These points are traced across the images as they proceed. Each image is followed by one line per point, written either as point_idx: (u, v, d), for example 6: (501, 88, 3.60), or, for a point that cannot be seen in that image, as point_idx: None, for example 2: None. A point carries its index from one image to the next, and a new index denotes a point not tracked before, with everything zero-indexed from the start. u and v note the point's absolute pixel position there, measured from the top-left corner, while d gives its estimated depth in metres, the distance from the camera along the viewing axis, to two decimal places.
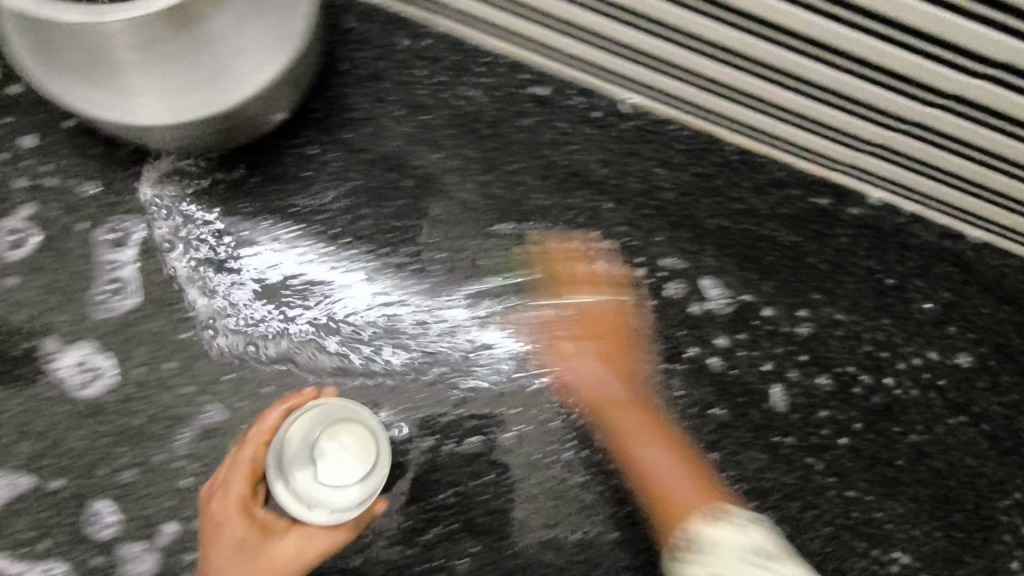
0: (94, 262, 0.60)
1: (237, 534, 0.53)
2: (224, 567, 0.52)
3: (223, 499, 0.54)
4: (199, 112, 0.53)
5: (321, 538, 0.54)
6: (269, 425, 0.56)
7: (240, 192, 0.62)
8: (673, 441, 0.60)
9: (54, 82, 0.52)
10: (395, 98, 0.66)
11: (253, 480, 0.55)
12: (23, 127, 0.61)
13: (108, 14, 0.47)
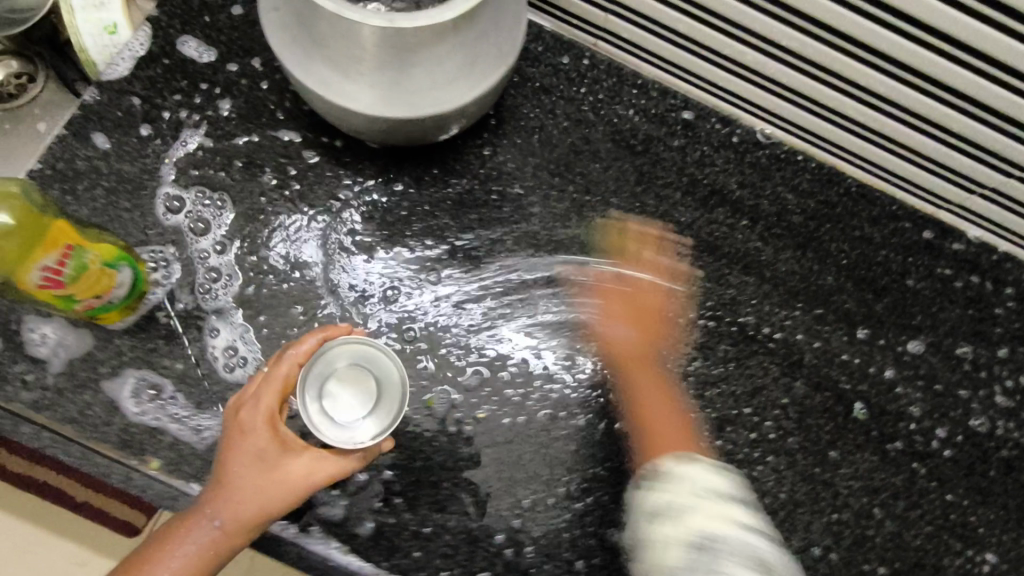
0: (185, 253, 0.65)
1: (260, 444, 0.55)
2: (240, 474, 0.54)
3: (250, 408, 0.56)
4: (421, 108, 0.58)
5: (333, 463, 0.56)
6: (304, 350, 0.58)
7: (424, 184, 0.70)
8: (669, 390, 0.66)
9: (300, 64, 0.56)
10: (561, 111, 0.73)
11: (281, 397, 0.57)
12: (241, 111, 0.69)
13: (396, 20, 0.52)
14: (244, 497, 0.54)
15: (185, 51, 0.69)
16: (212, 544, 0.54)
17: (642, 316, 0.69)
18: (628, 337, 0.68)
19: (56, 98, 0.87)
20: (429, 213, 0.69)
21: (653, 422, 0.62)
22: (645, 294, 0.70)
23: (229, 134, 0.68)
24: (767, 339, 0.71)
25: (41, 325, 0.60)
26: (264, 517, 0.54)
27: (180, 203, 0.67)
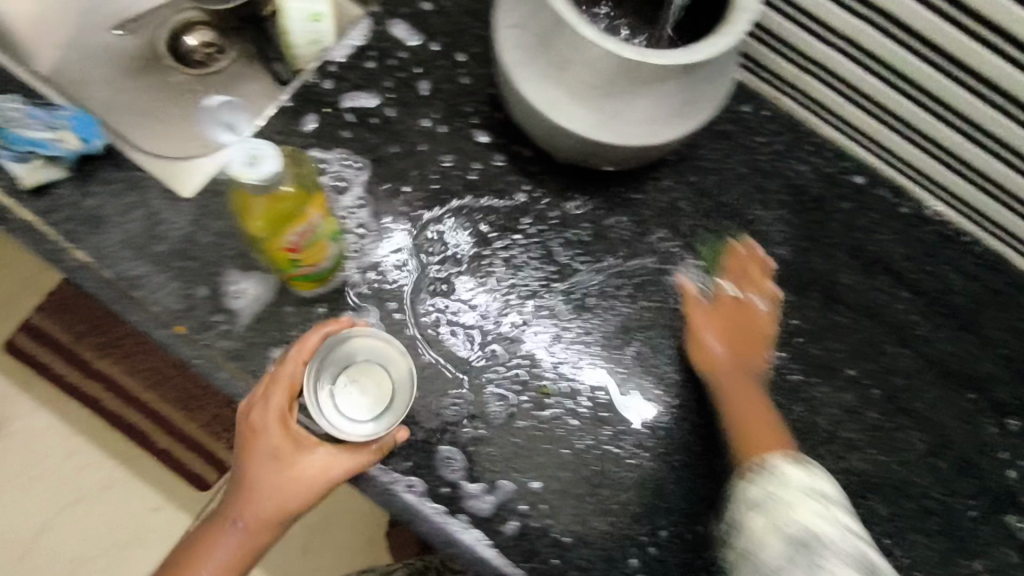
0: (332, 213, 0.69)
1: (273, 443, 0.60)
2: (262, 474, 0.61)
3: (261, 409, 0.60)
4: (622, 138, 0.60)
5: (349, 458, 0.60)
6: (308, 348, 0.60)
7: (604, 208, 0.72)
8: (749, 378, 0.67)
9: (533, 80, 0.60)
10: (738, 158, 0.75)
11: (291, 394, 0.60)
12: (441, 111, 0.72)
13: (646, 55, 0.54)
14: (266, 497, 0.60)
15: (397, 33, 0.74)
16: (242, 540, 0.61)
17: (738, 334, 0.68)
18: (718, 345, 0.68)
19: (245, 71, 0.94)
20: (602, 235, 0.71)
21: (755, 409, 0.65)
22: (741, 308, 0.70)
23: (428, 130, 0.72)
24: (919, 412, 0.70)
25: (242, 280, 0.64)
26: (285, 513, 0.61)
27: (325, 164, 0.71)
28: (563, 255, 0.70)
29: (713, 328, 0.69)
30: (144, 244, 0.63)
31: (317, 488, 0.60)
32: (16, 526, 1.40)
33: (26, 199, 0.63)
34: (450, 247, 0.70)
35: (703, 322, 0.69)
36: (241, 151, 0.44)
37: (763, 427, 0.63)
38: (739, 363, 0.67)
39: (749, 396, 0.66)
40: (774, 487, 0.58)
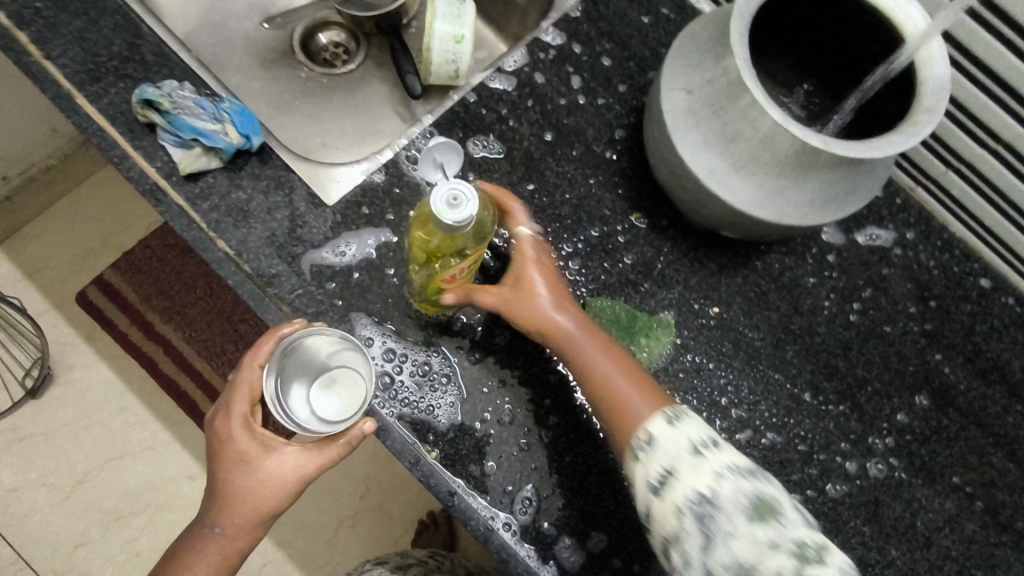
0: None
1: (240, 449, 0.60)
2: (235, 482, 0.61)
3: (228, 418, 0.61)
4: (771, 214, 0.60)
5: (317, 455, 0.60)
6: (263, 353, 0.60)
7: (731, 272, 0.71)
8: (601, 347, 0.62)
9: (697, 148, 0.61)
10: (865, 242, 0.74)
11: (252, 400, 0.61)
12: (579, 151, 0.73)
13: (831, 144, 0.54)
14: (240, 504, 0.61)
15: (546, 63, 0.75)
16: (223, 548, 0.62)
17: (610, 349, 0.62)
18: (552, 308, 0.62)
19: (370, 70, 0.95)
20: (721, 298, 0.71)
21: (608, 357, 0.62)
22: (556, 337, 0.62)
23: (564, 169, 0.72)
24: (1019, 530, 0.68)
25: (349, 243, 0.66)
26: (262, 517, 0.62)
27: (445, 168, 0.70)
28: (682, 309, 0.70)
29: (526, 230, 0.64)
30: (284, 244, 0.65)
31: (288, 489, 0.61)
32: (54, 473, 1.42)
33: (180, 185, 0.65)
34: (572, 280, 0.69)
35: (542, 266, 0.63)
36: (445, 193, 0.52)
37: (631, 390, 0.60)
38: (587, 335, 0.62)
39: (581, 354, 0.62)
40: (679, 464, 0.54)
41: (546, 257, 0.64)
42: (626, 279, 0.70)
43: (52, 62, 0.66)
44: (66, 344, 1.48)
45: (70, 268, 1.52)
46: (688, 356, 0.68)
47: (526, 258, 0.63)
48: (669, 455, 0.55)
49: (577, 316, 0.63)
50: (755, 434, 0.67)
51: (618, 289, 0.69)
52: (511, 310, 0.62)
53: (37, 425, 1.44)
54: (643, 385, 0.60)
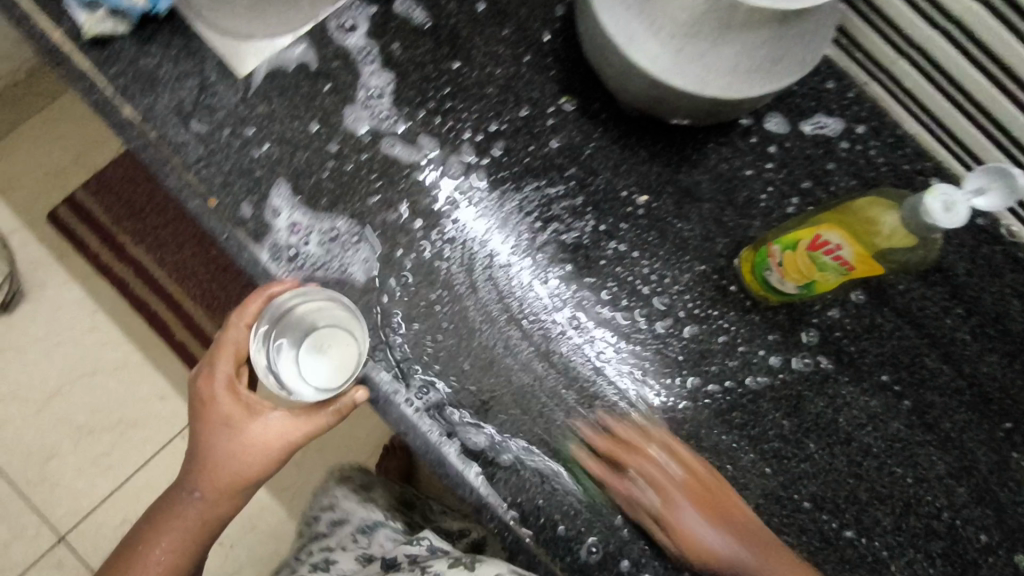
0: (356, 86, 0.66)
1: (224, 411, 0.60)
2: (217, 445, 0.61)
3: (210, 377, 0.60)
4: (691, 83, 0.58)
5: (304, 423, 0.59)
6: (249, 313, 0.58)
7: (663, 160, 0.68)
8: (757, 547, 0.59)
9: (615, 11, 0.58)
10: (812, 135, 0.70)
11: (238, 360, 0.61)
12: (511, 30, 0.69)
13: None
14: (222, 468, 0.61)
15: None
16: (202, 512, 0.63)
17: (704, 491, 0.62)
18: (694, 519, 0.60)
19: None
20: (652, 186, 0.68)
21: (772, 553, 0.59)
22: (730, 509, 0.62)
23: (494, 49, 0.69)
24: (945, 431, 0.65)
25: (268, 96, 0.64)
26: (243, 482, 0.62)
27: (366, 40, 0.67)
28: (603, 195, 0.67)
29: (635, 466, 0.63)
30: (193, 112, 0.63)
31: (272, 453, 0.60)
32: (28, 387, 1.44)
33: (87, 49, 0.62)
34: (499, 163, 0.68)
35: (676, 493, 0.61)
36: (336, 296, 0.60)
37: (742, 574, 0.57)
38: (728, 531, 0.60)
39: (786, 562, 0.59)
40: None
41: (665, 477, 0.62)
42: (552, 165, 0.68)
43: None
44: (37, 262, 1.49)
45: (43, 187, 1.52)
46: (611, 244, 0.66)
47: (688, 474, 0.63)
48: None
49: (748, 536, 0.60)
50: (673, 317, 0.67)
51: (539, 170, 0.67)
52: (681, 481, 0.62)
53: (9, 340, 1.46)
54: (763, 554, 0.58)
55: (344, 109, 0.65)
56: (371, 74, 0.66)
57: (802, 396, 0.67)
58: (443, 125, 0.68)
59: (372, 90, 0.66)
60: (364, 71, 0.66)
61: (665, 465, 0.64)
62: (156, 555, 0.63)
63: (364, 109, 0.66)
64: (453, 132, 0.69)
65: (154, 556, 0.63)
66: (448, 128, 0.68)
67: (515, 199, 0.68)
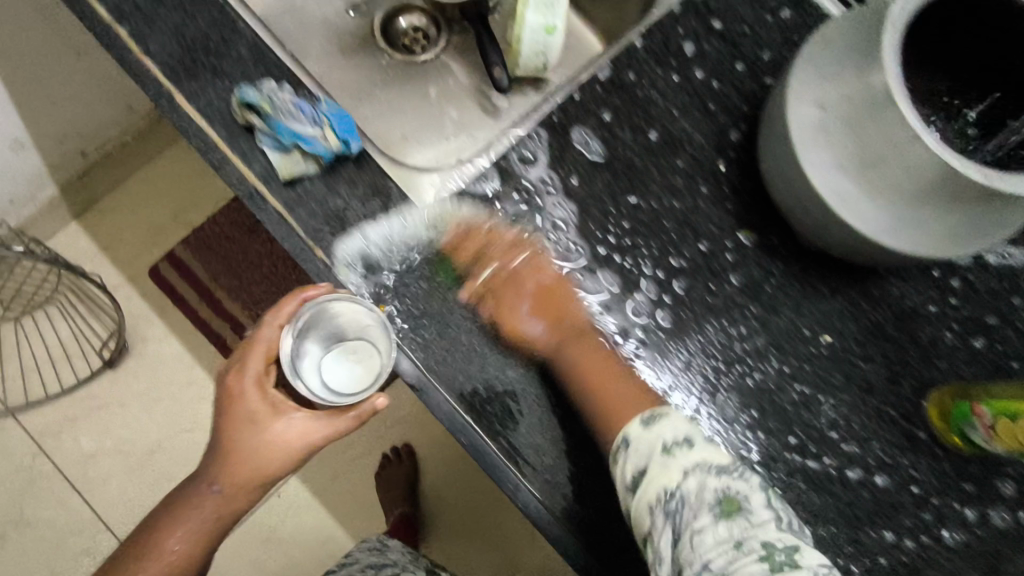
0: (537, 224, 0.66)
1: (251, 407, 0.64)
2: (244, 442, 0.64)
3: (240, 373, 0.64)
4: (902, 244, 0.56)
5: (327, 424, 0.63)
6: (285, 313, 0.62)
7: (843, 299, 0.67)
8: (604, 352, 0.64)
9: (825, 168, 0.56)
10: (996, 271, 0.68)
11: (268, 359, 0.64)
12: (687, 162, 0.68)
13: (986, 179, 0.49)
14: (243, 464, 0.65)
15: (654, 67, 0.70)
16: (217, 506, 0.67)
17: (548, 300, 0.65)
18: (546, 332, 0.64)
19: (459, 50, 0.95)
20: (833, 324, 0.66)
21: (614, 384, 0.61)
22: (513, 280, 0.66)
23: (670, 181, 0.68)
24: None
25: (454, 234, 0.65)
26: (264, 478, 0.65)
27: (545, 176, 0.67)
28: (785, 337, 0.66)
29: (532, 281, 0.65)
30: (381, 254, 0.63)
31: (292, 452, 0.63)
32: (130, 441, 1.48)
33: (278, 189, 0.63)
34: (681, 301, 0.66)
35: (562, 321, 0.65)
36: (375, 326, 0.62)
37: (626, 390, 0.61)
38: (570, 333, 0.64)
39: (589, 351, 0.63)
40: (659, 427, 0.55)
41: (547, 282, 0.65)
42: (734, 305, 0.66)
43: (150, 58, 0.65)
44: (140, 317, 1.53)
45: (144, 244, 1.56)
46: (796, 387, 0.65)
47: (570, 303, 0.65)
48: (643, 459, 0.54)
49: (569, 333, 0.64)
50: (865, 467, 0.63)
51: (722, 313, 0.66)
52: (565, 328, 0.65)
53: (112, 395, 1.50)
54: (612, 372, 0.62)
55: (528, 246, 0.66)
56: (555, 205, 0.67)
57: (1005, 555, 0.62)
58: (619, 258, 0.66)
59: (557, 221, 0.67)
60: (545, 205, 0.67)
61: (547, 276, 0.65)
62: (171, 547, 0.67)
63: (545, 244, 0.66)
64: (631, 268, 0.66)
65: (170, 547, 0.67)
66: (627, 263, 0.66)
67: (697, 340, 0.65)
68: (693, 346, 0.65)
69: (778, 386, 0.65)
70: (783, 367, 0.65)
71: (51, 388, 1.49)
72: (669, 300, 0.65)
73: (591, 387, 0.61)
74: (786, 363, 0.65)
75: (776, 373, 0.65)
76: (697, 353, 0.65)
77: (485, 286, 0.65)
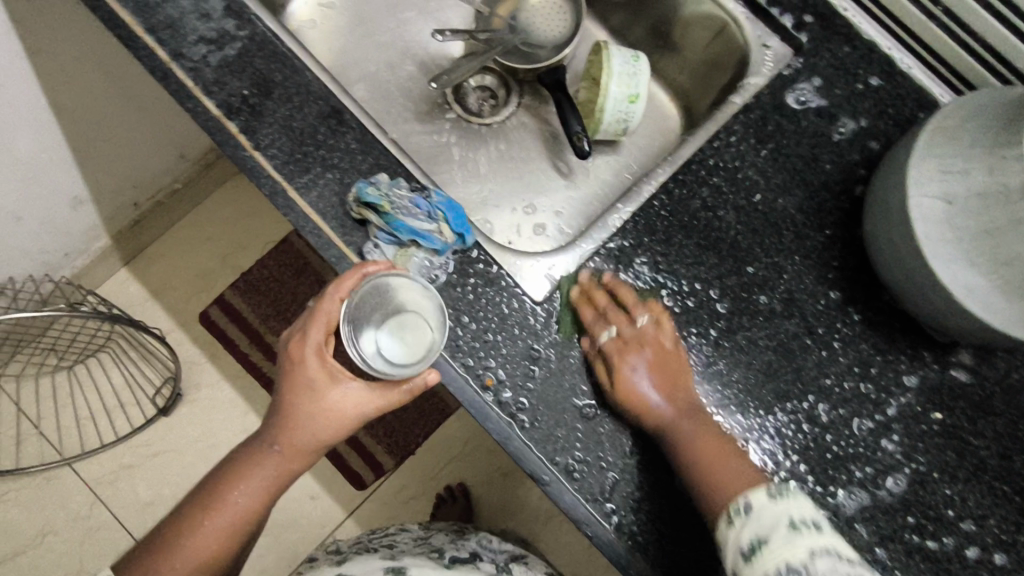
0: (645, 306, 0.67)
1: (311, 373, 0.61)
2: (307, 408, 0.62)
3: (300, 342, 0.62)
4: None
5: (381, 397, 0.62)
6: (344, 288, 0.61)
7: (952, 374, 0.67)
8: (713, 428, 0.62)
9: (951, 258, 0.57)
10: None
11: (327, 331, 0.62)
12: (790, 240, 0.69)
13: None
14: (303, 429, 0.62)
15: (752, 145, 0.71)
16: (278, 467, 0.64)
17: (665, 364, 0.64)
18: (660, 394, 0.62)
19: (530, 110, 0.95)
20: (943, 401, 0.66)
21: (717, 458, 0.59)
22: (637, 337, 0.64)
23: (775, 260, 0.68)
24: None
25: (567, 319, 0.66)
26: (321, 442, 0.63)
27: (651, 258, 0.68)
28: (896, 416, 0.66)
29: (675, 347, 0.65)
30: (496, 343, 0.64)
31: (350, 420, 0.62)
32: (187, 487, 1.48)
33: None
34: (792, 380, 0.66)
35: (684, 369, 0.64)
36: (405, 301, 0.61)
37: (733, 467, 0.59)
38: (682, 416, 0.62)
39: (705, 428, 0.62)
40: (786, 503, 0.53)
41: (659, 336, 0.65)
42: (843, 384, 0.66)
43: (262, 153, 0.66)
44: (192, 363, 1.53)
45: (193, 289, 1.56)
46: (911, 465, 0.65)
47: (670, 346, 0.65)
48: (764, 527, 0.52)
49: (688, 407, 0.62)
50: (984, 546, 0.64)
51: (833, 392, 0.66)
52: (677, 399, 0.62)
53: (167, 441, 1.50)
54: (716, 449, 0.60)
55: None
56: (664, 287, 0.67)
57: None
58: (728, 339, 0.67)
59: (667, 303, 0.67)
60: (654, 288, 0.67)
61: (646, 321, 0.65)
62: (229, 506, 0.63)
63: (655, 326, 0.66)
64: (741, 348, 0.67)
65: (229, 505, 0.63)
66: (739, 341, 0.67)
67: (811, 419, 0.65)
68: (808, 426, 0.65)
69: (893, 464, 0.65)
70: (896, 446, 0.65)
71: (108, 437, 1.50)
72: (781, 380, 0.66)
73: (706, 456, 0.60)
74: (899, 442, 0.65)
75: (890, 452, 0.65)
76: (812, 433, 0.65)
77: (631, 325, 0.64)
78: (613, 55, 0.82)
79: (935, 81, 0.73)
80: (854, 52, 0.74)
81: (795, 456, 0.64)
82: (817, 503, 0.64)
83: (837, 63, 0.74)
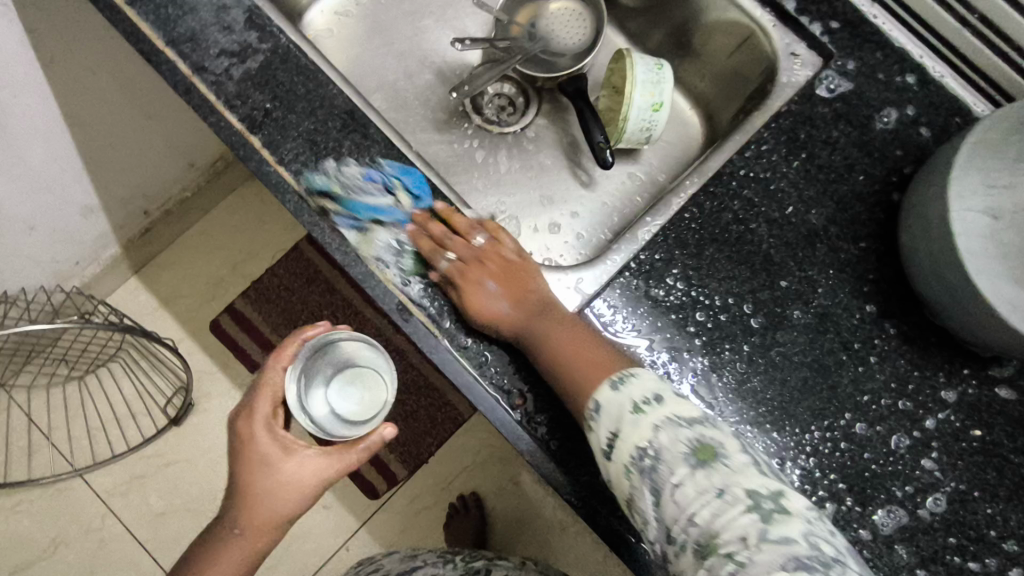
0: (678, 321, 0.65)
1: (263, 448, 0.61)
2: (263, 485, 0.61)
3: (248, 417, 0.61)
4: None
5: (338, 460, 0.61)
6: (285, 356, 0.61)
7: (991, 390, 0.65)
8: (575, 325, 0.63)
9: (995, 273, 0.56)
10: None
11: (274, 402, 0.62)
12: (824, 254, 0.67)
13: None
14: (262, 507, 0.61)
15: (782, 156, 0.70)
16: (244, 550, 0.62)
17: (510, 274, 0.65)
18: (507, 303, 0.63)
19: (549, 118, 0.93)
20: (983, 418, 0.65)
21: (578, 356, 0.59)
22: (476, 256, 0.65)
23: (808, 274, 0.67)
24: None
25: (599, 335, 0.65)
26: (283, 517, 0.62)
27: (681, 273, 0.67)
28: (936, 433, 0.64)
29: (517, 265, 0.66)
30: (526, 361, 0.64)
31: (309, 489, 0.61)
32: (199, 498, 1.47)
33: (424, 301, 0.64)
34: (829, 398, 0.65)
35: (534, 283, 0.65)
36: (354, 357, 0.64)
37: (583, 358, 0.59)
38: (526, 319, 0.62)
39: (572, 332, 0.62)
40: (630, 388, 0.55)
41: (507, 260, 0.66)
42: (880, 401, 0.65)
43: (286, 168, 0.65)
44: (202, 372, 1.52)
45: (203, 297, 1.54)
46: (951, 483, 0.63)
47: (525, 272, 0.66)
48: (615, 419, 0.54)
49: (547, 311, 0.63)
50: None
51: (870, 410, 0.65)
52: (522, 304, 0.63)
53: (178, 451, 1.49)
54: (575, 347, 0.60)
55: (670, 344, 0.65)
56: (696, 303, 0.66)
57: None
58: (761, 355, 0.65)
59: (699, 318, 0.66)
60: (685, 303, 0.66)
61: (514, 253, 0.67)
62: None
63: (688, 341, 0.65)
64: (776, 366, 0.65)
65: None
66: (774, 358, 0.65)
67: (849, 437, 0.64)
68: (845, 445, 0.64)
69: (933, 483, 0.63)
70: (935, 465, 0.64)
71: (119, 447, 1.48)
72: (817, 399, 0.65)
73: (558, 358, 0.60)
74: (938, 460, 0.64)
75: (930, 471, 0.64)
76: (849, 452, 0.64)
77: (469, 250, 0.65)
78: (636, 64, 0.80)
79: (968, 89, 0.71)
80: (886, 60, 0.72)
81: (832, 476, 0.63)
82: (854, 523, 0.62)
83: (869, 72, 0.72)
